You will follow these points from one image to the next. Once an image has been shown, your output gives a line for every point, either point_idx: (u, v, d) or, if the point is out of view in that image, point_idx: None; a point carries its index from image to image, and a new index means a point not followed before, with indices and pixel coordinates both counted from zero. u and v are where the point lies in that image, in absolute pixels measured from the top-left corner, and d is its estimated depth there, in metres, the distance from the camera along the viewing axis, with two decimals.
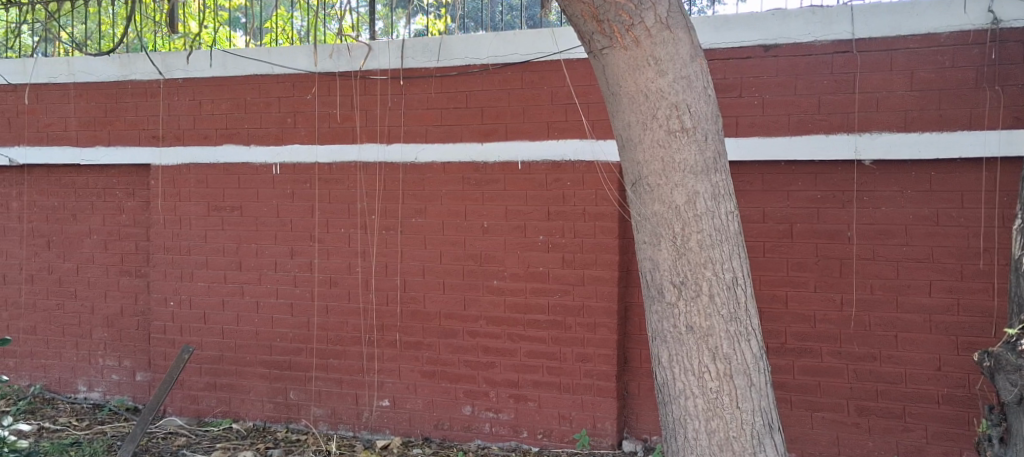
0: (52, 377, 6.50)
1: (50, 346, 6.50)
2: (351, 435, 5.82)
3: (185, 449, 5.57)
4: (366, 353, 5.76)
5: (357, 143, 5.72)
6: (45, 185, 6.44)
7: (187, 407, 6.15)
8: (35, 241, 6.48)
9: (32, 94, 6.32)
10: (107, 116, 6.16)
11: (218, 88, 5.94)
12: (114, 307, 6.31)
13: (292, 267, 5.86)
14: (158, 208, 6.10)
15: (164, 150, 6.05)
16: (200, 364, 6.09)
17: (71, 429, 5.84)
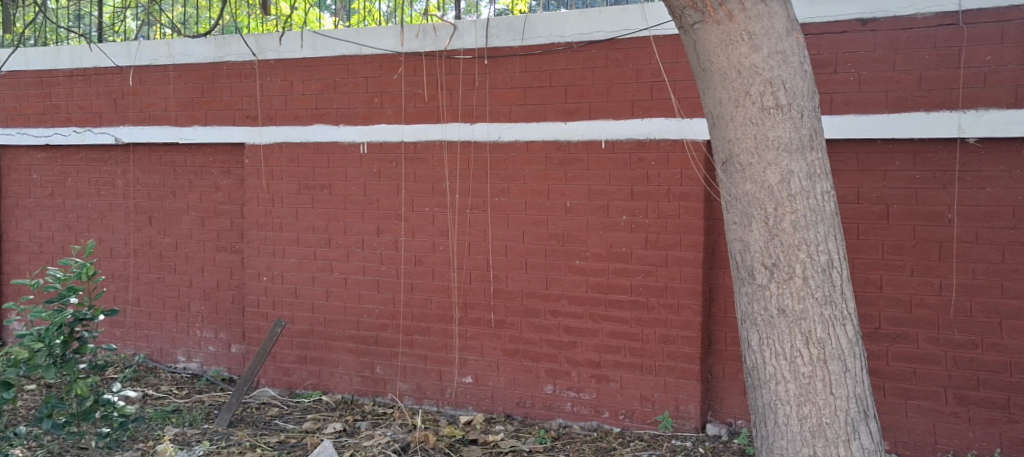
0: (154, 347, 6.81)
1: (152, 318, 6.80)
2: (435, 410, 5.91)
3: (277, 418, 5.75)
4: (449, 330, 5.83)
5: (441, 122, 5.76)
6: (146, 164, 6.69)
7: (279, 379, 6.34)
8: (139, 217, 6.75)
9: (135, 75, 6.56)
10: (204, 96, 6.37)
11: (308, 69, 6.07)
12: (210, 281, 6.55)
13: (378, 245, 5.97)
14: (252, 186, 6.29)
15: (258, 130, 6.23)
16: (291, 337, 6.28)
17: (172, 397, 6.11)
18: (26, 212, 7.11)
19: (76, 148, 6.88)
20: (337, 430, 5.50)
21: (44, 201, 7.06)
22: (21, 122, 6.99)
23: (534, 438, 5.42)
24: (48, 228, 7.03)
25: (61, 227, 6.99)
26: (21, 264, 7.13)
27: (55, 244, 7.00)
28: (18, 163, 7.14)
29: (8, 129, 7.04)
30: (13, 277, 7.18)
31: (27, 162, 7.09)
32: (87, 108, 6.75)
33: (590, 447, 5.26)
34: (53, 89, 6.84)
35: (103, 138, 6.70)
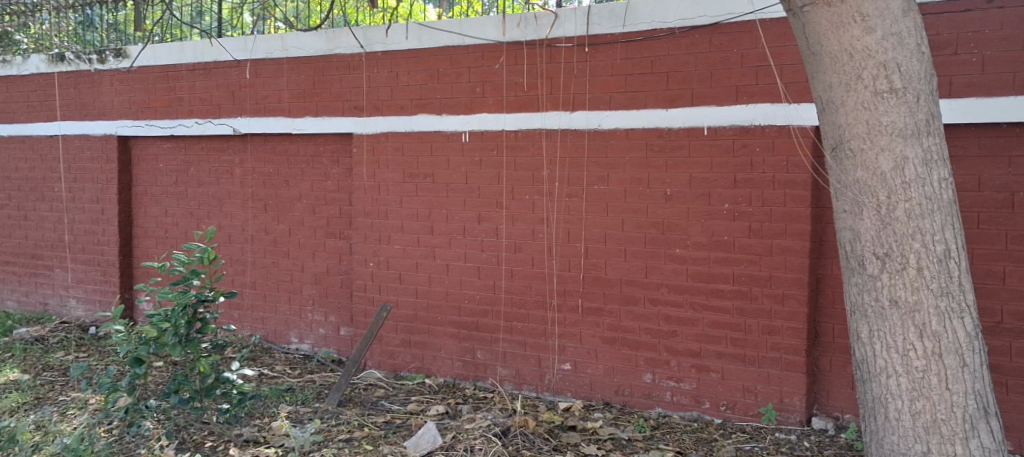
0: (269, 328, 7.13)
1: (267, 300, 7.11)
2: (534, 396, 5.97)
3: (383, 399, 5.94)
4: (549, 318, 5.88)
5: (542, 111, 5.79)
6: (261, 153, 6.98)
7: (384, 362, 6.54)
8: (254, 204, 7.06)
9: (251, 68, 6.84)
10: (315, 88, 6.60)
11: (413, 60, 6.21)
12: (321, 266, 6.81)
13: (479, 232, 6.07)
14: (359, 175, 6.49)
15: (365, 120, 6.42)
16: (396, 322, 6.46)
17: (286, 376, 6.39)
18: (153, 199, 7.52)
19: (198, 138, 7.22)
20: (440, 412, 5.64)
21: (169, 189, 7.44)
22: (149, 115, 7.35)
23: (633, 427, 5.42)
24: (172, 214, 7.42)
25: (183, 214, 7.37)
26: (149, 248, 7.57)
27: (179, 230, 7.39)
28: (146, 153, 7.53)
29: (137, 121, 7.40)
30: (141, 260, 7.64)
31: (154, 152, 7.47)
32: (207, 101, 7.07)
33: (690, 438, 5.23)
34: (177, 83, 7.19)
35: (222, 130, 7.02)
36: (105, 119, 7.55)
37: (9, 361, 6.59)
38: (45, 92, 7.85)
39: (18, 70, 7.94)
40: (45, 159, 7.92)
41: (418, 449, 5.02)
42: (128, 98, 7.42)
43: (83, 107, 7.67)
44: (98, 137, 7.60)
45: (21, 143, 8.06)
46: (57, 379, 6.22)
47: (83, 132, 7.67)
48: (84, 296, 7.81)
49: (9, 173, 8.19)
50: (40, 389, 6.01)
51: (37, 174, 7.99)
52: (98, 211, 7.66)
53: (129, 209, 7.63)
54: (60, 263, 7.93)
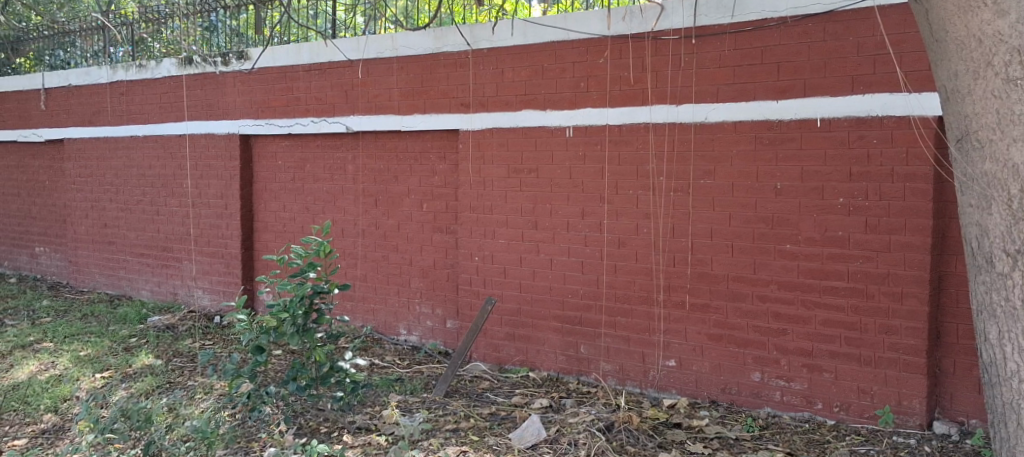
0: (379, 320, 7.34)
1: (377, 292, 7.31)
2: (638, 392, 5.94)
3: (489, 392, 6.03)
4: (653, 313, 5.83)
5: (647, 104, 5.74)
6: (371, 150, 7.19)
7: (490, 355, 6.62)
8: (365, 199, 7.27)
9: (363, 68, 7.05)
10: (423, 86, 6.75)
11: (518, 56, 6.26)
12: (428, 259, 6.96)
13: (583, 227, 6.07)
14: (465, 170, 6.60)
15: (471, 117, 6.52)
16: (500, 315, 6.53)
17: (396, 367, 6.57)
18: (272, 195, 7.87)
19: (313, 136, 7.50)
20: (543, 405, 5.68)
21: (287, 185, 7.76)
22: (268, 114, 7.69)
23: (740, 426, 5.32)
24: (290, 209, 7.75)
25: (300, 209, 7.67)
26: (268, 242, 7.93)
27: (296, 224, 7.71)
28: (265, 151, 7.88)
29: (258, 120, 7.75)
30: (261, 253, 8.01)
31: (273, 150, 7.81)
32: (322, 100, 7.34)
33: (801, 439, 5.09)
34: (294, 83, 7.49)
35: (336, 128, 7.27)
36: (228, 119, 7.95)
37: (143, 347, 7.03)
38: (175, 94, 8.32)
39: (152, 73, 8.45)
40: (175, 157, 8.40)
41: (523, 442, 5.08)
42: (248, 98, 7.79)
43: (208, 107, 8.08)
44: (221, 135, 8.01)
45: (153, 142, 8.57)
46: (186, 365, 6.60)
47: (208, 131, 8.09)
48: (209, 287, 8.25)
49: (142, 170, 8.72)
50: (171, 374, 6.39)
51: (167, 171, 8.49)
52: (222, 206, 8.06)
53: (250, 204, 8.01)
54: (188, 255, 8.39)
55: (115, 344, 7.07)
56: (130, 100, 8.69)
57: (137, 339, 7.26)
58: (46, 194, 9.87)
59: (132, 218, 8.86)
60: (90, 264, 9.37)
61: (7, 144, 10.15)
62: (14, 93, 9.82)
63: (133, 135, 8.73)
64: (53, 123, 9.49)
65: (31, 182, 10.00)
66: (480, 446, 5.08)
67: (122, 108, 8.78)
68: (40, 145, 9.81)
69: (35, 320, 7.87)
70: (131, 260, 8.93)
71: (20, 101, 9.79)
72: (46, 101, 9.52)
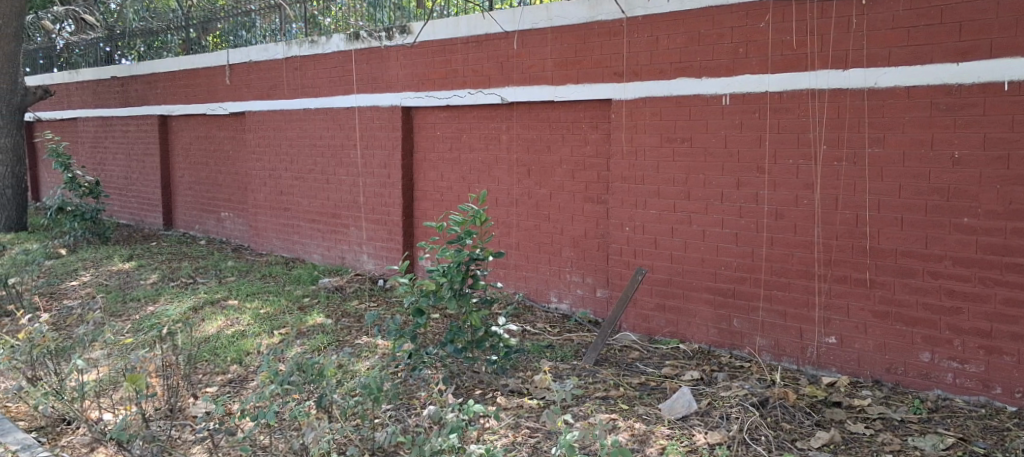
0: (531, 287, 7.49)
1: (529, 260, 7.45)
2: (794, 368, 5.76)
3: (639, 361, 6.04)
4: (812, 288, 5.62)
5: (811, 70, 5.48)
6: (525, 120, 7.29)
7: (639, 325, 6.60)
8: (518, 169, 7.40)
9: (519, 39, 7.15)
10: (577, 56, 6.76)
11: (674, 23, 6.13)
12: (580, 229, 7.03)
13: (738, 198, 5.92)
14: (616, 140, 6.56)
15: (625, 86, 6.46)
16: (650, 285, 6.49)
17: (547, 334, 6.70)
18: (431, 165, 8.17)
19: (470, 107, 7.69)
20: (695, 378, 5.64)
21: (445, 155, 8.03)
22: (428, 86, 7.95)
23: (907, 408, 5.06)
24: (447, 179, 8.02)
25: (457, 178, 7.93)
26: (428, 210, 8.26)
27: (454, 193, 7.98)
28: (425, 122, 8.17)
29: (419, 92, 8.04)
30: (421, 221, 8.36)
31: (432, 121, 8.09)
32: (479, 71, 7.49)
33: (975, 425, 4.81)
34: (453, 55, 7.69)
35: (491, 99, 7.42)
36: (391, 91, 8.28)
37: (315, 306, 7.56)
38: (344, 68, 8.76)
39: (323, 49, 8.92)
40: (344, 128, 8.87)
41: (673, 413, 5.07)
42: (410, 71, 8.08)
43: (373, 80, 8.46)
44: (385, 107, 8.37)
45: (324, 114, 9.09)
46: (353, 325, 7.04)
47: (373, 103, 8.48)
48: (373, 252, 8.70)
49: (314, 140, 9.28)
50: (340, 333, 6.83)
51: (337, 141, 8.99)
52: (385, 175, 8.46)
53: (411, 173, 8.35)
54: (355, 222, 8.88)
55: (291, 303, 7.64)
56: (304, 74, 9.23)
57: (310, 299, 7.81)
58: (230, 164, 10.71)
59: (305, 186, 9.47)
60: (268, 228, 10.11)
61: (197, 117, 11.06)
62: (205, 69, 10.65)
63: (306, 108, 9.29)
64: (236, 97, 10.25)
65: (218, 152, 10.87)
66: (630, 415, 5.11)
67: (296, 82, 9.34)
68: (226, 118, 10.64)
69: (222, 279, 8.62)
70: (304, 226, 9.56)
71: (209, 77, 10.62)
72: (231, 76, 10.27)
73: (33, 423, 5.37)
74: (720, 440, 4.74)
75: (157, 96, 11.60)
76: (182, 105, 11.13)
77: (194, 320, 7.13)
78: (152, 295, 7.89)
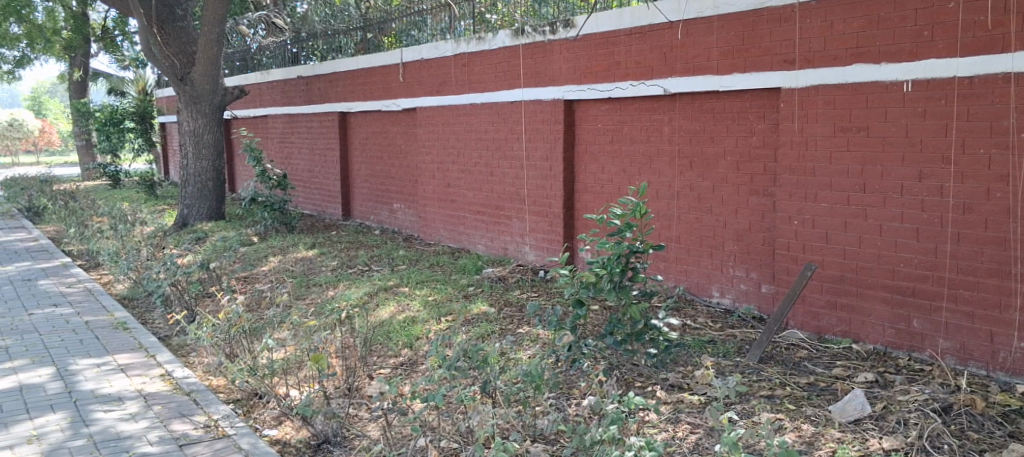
0: (692, 281, 7.35)
1: (691, 254, 7.32)
2: (983, 374, 5.34)
3: (806, 361, 5.80)
4: (1006, 288, 5.20)
5: (1008, 52, 5.06)
6: (688, 111, 7.16)
7: (808, 323, 6.32)
8: (681, 161, 7.28)
9: (683, 29, 7.02)
10: (745, 44, 6.56)
11: (851, 7, 5.82)
12: (744, 222, 6.83)
13: (920, 191, 5.55)
14: (785, 131, 6.32)
15: (795, 74, 6.21)
16: (820, 282, 6.21)
17: (708, 329, 6.57)
18: (592, 157, 8.19)
19: (632, 99, 7.65)
20: (868, 380, 5.34)
21: (606, 147, 8.03)
22: (590, 80, 7.97)
23: None
24: (608, 171, 8.02)
25: (618, 171, 7.91)
26: (588, 202, 8.31)
27: (614, 186, 7.97)
28: (587, 114, 8.20)
29: (581, 85, 8.08)
30: (582, 213, 8.41)
31: (593, 113, 8.11)
32: (642, 63, 7.43)
33: None
34: (615, 48, 7.67)
35: (654, 90, 7.33)
36: (554, 85, 8.37)
37: (479, 295, 7.80)
38: (509, 63, 8.94)
39: (490, 45, 9.16)
40: (508, 122, 9.06)
41: (844, 416, 4.84)
42: (573, 64, 8.14)
43: (537, 74, 8.58)
44: (548, 101, 8.47)
45: (489, 109, 9.32)
46: (515, 314, 7.22)
47: (536, 97, 8.61)
48: (535, 243, 8.86)
49: (480, 134, 9.54)
50: (503, 321, 7.02)
51: (501, 135, 9.19)
52: (547, 168, 8.58)
53: (572, 166, 8.42)
54: (518, 214, 9.07)
55: (457, 292, 7.92)
56: (471, 70, 9.50)
57: (475, 287, 8.07)
58: (402, 157, 11.23)
59: (471, 178, 9.76)
60: (436, 220, 10.52)
61: (373, 113, 11.66)
62: (380, 68, 11.21)
63: (472, 103, 9.57)
64: (408, 94, 10.72)
65: (391, 146, 11.43)
66: (797, 416, 4.93)
67: (464, 78, 9.64)
68: (399, 113, 11.15)
69: (394, 266, 9.07)
70: (470, 217, 9.87)
71: (384, 75, 11.16)
72: (404, 74, 10.75)
73: (231, 395, 5.89)
74: (897, 446, 4.47)
75: (337, 94, 12.32)
76: (360, 102, 11.77)
77: (370, 306, 7.57)
78: (332, 281, 8.43)
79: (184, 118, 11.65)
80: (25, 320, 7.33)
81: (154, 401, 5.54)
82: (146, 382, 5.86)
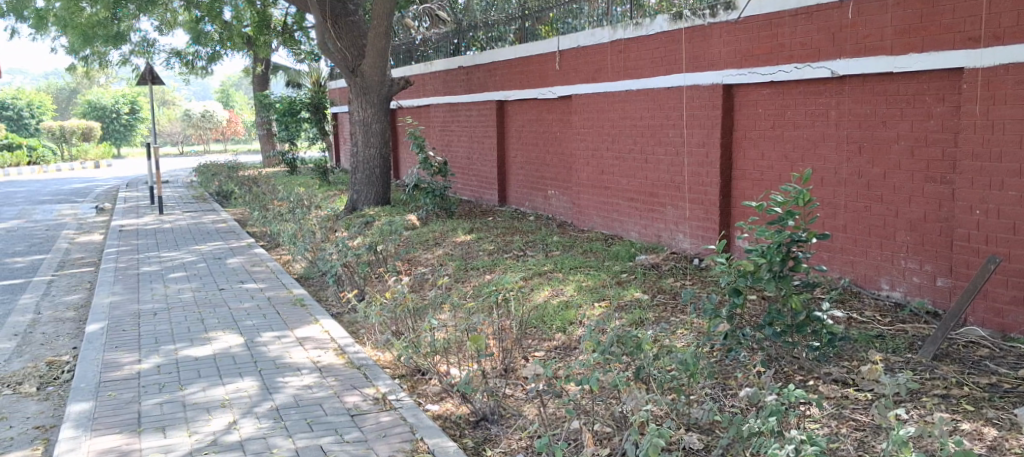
0: (858, 273, 7.01)
1: (858, 244, 6.98)
2: None
3: (988, 360, 5.43)
4: None
5: None
6: (858, 94, 6.81)
7: (990, 320, 5.89)
8: (848, 147, 6.96)
9: (854, 7, 6.70)
10: (923, 22, 6.18)
11: None
12: (918, 212, 6.45)
13: None
14: (968, 113, 5.91)
15: (981, 52, 5.79)
16: (1005, 276, 5.78)
17: (876, 323, 6.26)
18: (752, 143, 7.96)
19: (795, 83, 7.37)
20: None
21: (767, 132, 7.78)
22: (752, 63, 7.75)
23: None
24: (769, 157, 7.77)
25: (780, 157, 7.65)
26: (747, 189, 8.09)
27: (775, 172, 7.73)
28: (747, 99, 7.98)
29: (742, 69, 7.87)
30: (740, 200, 8.20)
31: (754, 97, 7.88)
32: (808, 44, 7.15)
33: None
34: (780, 30, 7.42)
35: (821, 73, 7.04)
36: (713, 70, 8.19)
37: (633, 282, 7.79)
38: (667, 48, 8.84)
39: (647, 30, 9.08)
40: (664, 108, 8.96)
41: None
42: (734, 48, 7.93)
43: (695, 59, 8.43)
44: (706, 86, 8.30)
45: (645, 95, 9.25)
46: (669, 301, 7.17)
47: (694, 82, 8.46)
48: (690, 231, 8.74)
49: (635, 121, 9.48)
50: (657, 308, 6.99)
51: (657, 121, 9.10)
52: (704, 154, 8.42)
53: (731, 152, 8.22)
54: (673, 201, 8.97)
55: (610, 278, 7.94)
56: (627, 56, 9.45)
57: (628, 274, 8.06)
58: (557, 144, 11.34)
59: (625, 165, 9.73)
60: (589, 207, 10.57)
61: (530, 101, 11.83)
62: (537, 56, 11.36)
63: (628, 89, 9.52)
64: (564, 81, 10.80)
65: (546, 133, 11.57)
66: (977, 418, 4.63)
67: (620, 64, 9.61)
68: (555, 101, 11.26)
69: (548, 252, 9.20)
70: (623, 204, 9.84)
71: (540, 64, 11.30)
72: (560, 62, 10.84)
73: (397, 371, 6.21)
74: None
75: (494, 83, 12.60)
76: (516, 90, 11.98)
77: (526, 289, 7.73)
78: (489, 265, 8.67)
79: (354, 108, 12.27)
80: (217, 294, 8.02)
81: (328, 373, 5.93)
82: (321, 355, 6.27)
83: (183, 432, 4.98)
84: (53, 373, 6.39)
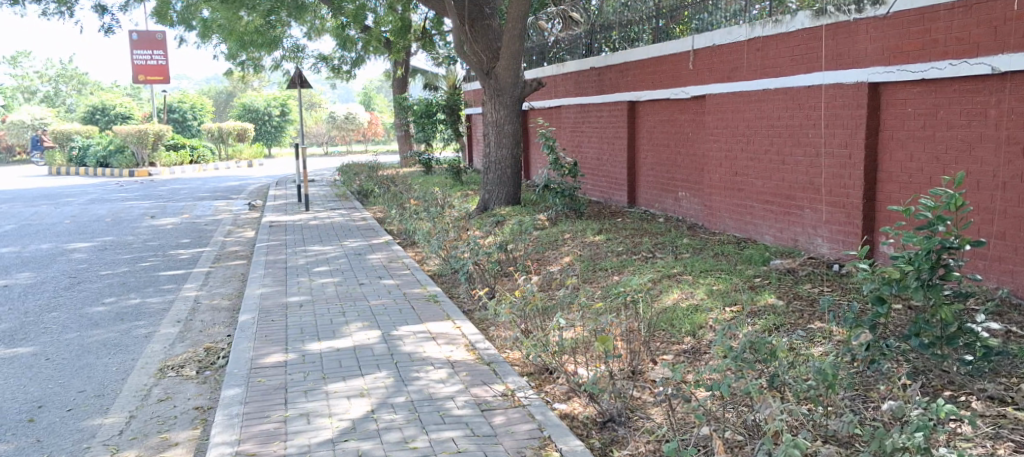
0: (1018, 283, 6.54)
1: (1019, 252, 6.52)
2: None
3: None
4: None
5: None
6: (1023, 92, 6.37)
7: None
8: (1010, 148, 6.51)
9: None
10: None
11: None
12: None
13: None
14: None
15: None
16: None
17: None
18: (899, 144, 7.56)
19: (950, 80, 6.96)
20: None
21: (916, 133, 7.37)
22: (901, 60, 7.38)
23: None
24: (918, 159, 7.37)
25: (931, 159, 7.24)
26: (893, 193, 7.70)
27: (925, 175, 7.32)
28: (894, 98, 7.58)
29: (889, 66, 7.49)
30: (886, 204, 7.81)
31: (902, 96, 7.48)
32: (965, 39, 6.75)
33: None
34: (934, 24, 7.04)
35: (980, 69, 6.62)
36: (859, 67, 7.85)
37: (767, 287, 7.56)
38: (808, 45, 8.54)
39: (787, 27, 8.81)
40: (804, 107, 8.65)
41: None
42: (881, 44, 7.57)
43: (839, 56, 8.10)
44: (850, 84, 7.96)
45: (783, 94, 8.96)
46: (806, 308, 6.91)
47: (836, 81, 8.13)
48: (829, 235, 8.42)
49: (772, 120, 9.20)
50: (791, 314, 6.76)
51: (796, 121, 8.80)
52: (847, 155, 8.08)
53: (877, 154, 7.84)
54: (811, 204, 8.66)
55: (743, 282, 7.75)
56: (765, 54, 9.19)
57: (762, 279, 7.83)
58: (689, 146, 11.15)
59: (761, 167, 9.46)
60: (721, 209, 10.34)
61: (662, 102, 11.69)
62: (670, 56, 11.21)
63: (765, 88, 9.25)
64: (697, 81, 10.62)
65: (678, 134, 11.40)
66: None
67: (757, 63, 9.35)
68: (688, 101, 11.07)
69: (678, 254, 9.06)
70: (757, 207, 9.58)
71: (674, 63, 11.14)
72: (694, 61, 10.66)
73: (526, 368, 6.29)
74: None
75: (626, 83, 12.53)
76: (649, 91, 11.86)
77: (654, 291, 7.66)
78: (618, 266, 8.65)
79: (488, 109, 12.48)
80: (356, 289, 8.36)
81: (460, 368, 6.08)
82: (453, 351, 6.43)
83: (325, 419, 5.23)
84: (210, 358, 6.85)
